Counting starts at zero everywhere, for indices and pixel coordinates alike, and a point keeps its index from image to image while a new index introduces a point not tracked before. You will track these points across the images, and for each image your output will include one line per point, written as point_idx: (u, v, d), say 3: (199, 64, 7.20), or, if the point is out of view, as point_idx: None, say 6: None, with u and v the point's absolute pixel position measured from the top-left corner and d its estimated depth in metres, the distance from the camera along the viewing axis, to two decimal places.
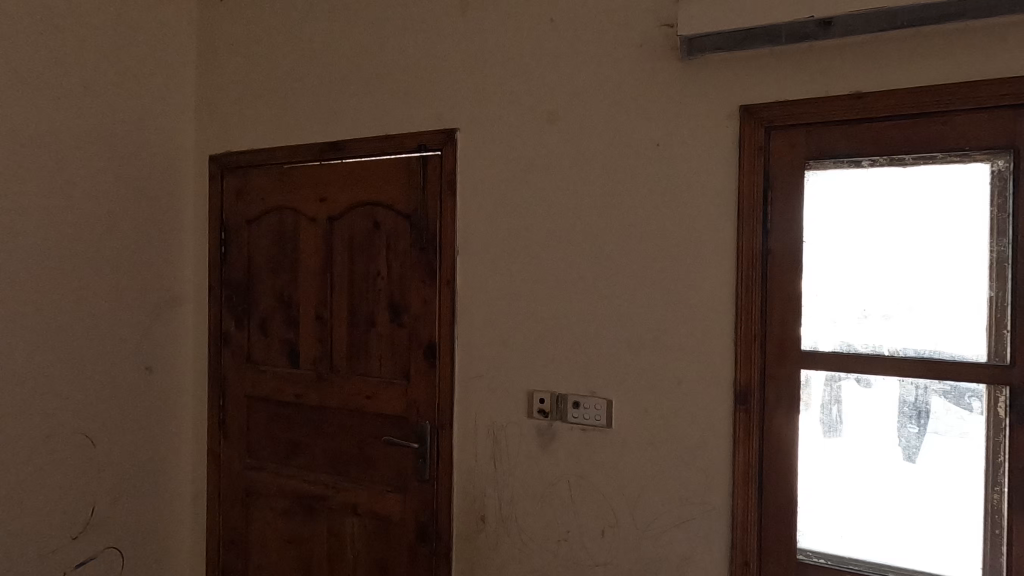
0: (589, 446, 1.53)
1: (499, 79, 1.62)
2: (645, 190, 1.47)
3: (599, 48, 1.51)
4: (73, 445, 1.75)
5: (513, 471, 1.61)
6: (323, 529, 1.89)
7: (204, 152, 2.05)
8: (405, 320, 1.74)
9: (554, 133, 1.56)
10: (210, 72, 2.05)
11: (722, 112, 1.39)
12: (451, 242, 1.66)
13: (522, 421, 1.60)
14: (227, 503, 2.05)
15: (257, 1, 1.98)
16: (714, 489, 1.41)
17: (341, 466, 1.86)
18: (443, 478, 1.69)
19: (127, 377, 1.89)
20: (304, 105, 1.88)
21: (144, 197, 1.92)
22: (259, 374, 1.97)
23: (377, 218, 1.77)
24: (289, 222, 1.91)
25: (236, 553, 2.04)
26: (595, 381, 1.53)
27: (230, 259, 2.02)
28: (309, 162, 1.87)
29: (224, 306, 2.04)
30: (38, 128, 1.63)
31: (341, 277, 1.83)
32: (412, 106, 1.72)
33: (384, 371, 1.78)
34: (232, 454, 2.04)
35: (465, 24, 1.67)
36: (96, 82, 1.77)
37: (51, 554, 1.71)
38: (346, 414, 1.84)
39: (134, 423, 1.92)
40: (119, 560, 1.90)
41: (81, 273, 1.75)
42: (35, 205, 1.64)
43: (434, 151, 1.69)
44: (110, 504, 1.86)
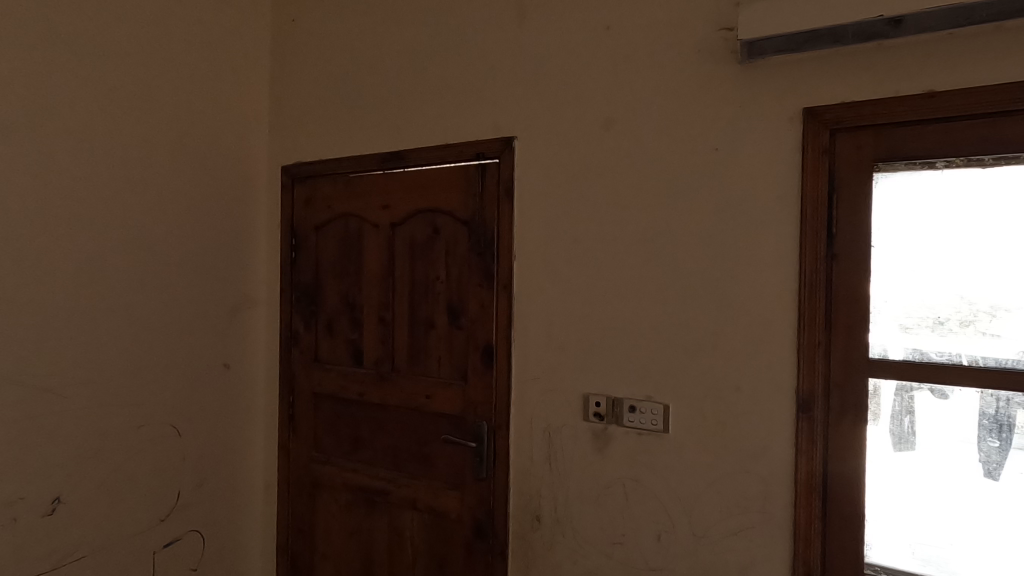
0: (646, 451, 1.53)
1: (555, 87, 1.65)
2: (702, 194, 1.46)
3: (657, 53, 1.52)
4: (162, 435, 1.91)
5: (568, 473, 1.64)
6: (384, 523, 1.98)
7: (277, 164, 2.19)
8: (463, 323, 1.80)
9: (610, 139, 1.58)
10: (283, 87, 2.19)
11: (785, 115, 1.37)
12: (509, 247, 1.71)
13: (578, 424, 1.62)
14: (296, 493, 2.17)
15: (326, 20, 2.09)
16: (773, 498, 1.38)
17: (402, 462, 1.94)
18: (499, 477, 1.73)
19: (208, 373, 2.04)
20: (369, 116, 1.97)
21: (224, 206, 2.07)
22: (326, 372, 2.08)
23: (437, 224, 1.84)
24: (354, 228, 2.01)
25: (303, 542, 2.16)
26: (651, 385, 1.53)
27: (300, 264, 2.14)
28: (373, 170, 1.96)
29: (294, 307, 2.16)
30: (134, 146, 1.80)
31: (403, 281, 1.91)
32: (470, 115, 1.78)
33: (442, 371, 1.84)
34: (300, 447, 2.16)
35: (522, 34, 1.71)
36: (182, 102, 1.93)
37: (143, 534, 1.87)
38: (407, 412, 1.92)
39: (214, 415, 2.07)
40: (200, 542, 2.05)
41: (169, 277, 1.91)
42: (132, 216, 1.80)
43: (491, 158, 1.74)
44: (193, 490, 2.02)
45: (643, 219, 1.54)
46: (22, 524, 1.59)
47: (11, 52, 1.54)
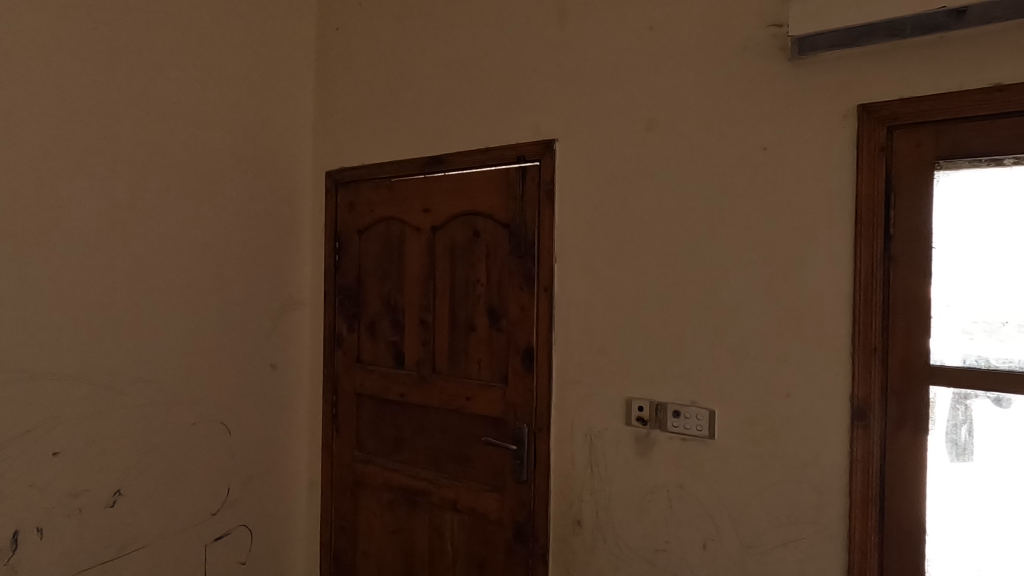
0: (690, 457, 1.51)
1: (597, 88, 1.64)
2: (750, 195, 1.43)
3: (702, 51, 1.49)
4: (213, 431, 1.98)
5: (610, 477, 1.62)
6: (425, 522, 2.00)
7: (322, 169, 2.25)
8: (504, 325, 1.80)
9: (653, 140, 1.56)
10: (328, 95, 2.24)
11: (838, 113, 1.33)
12: (549, 250, 1.71)
13: (620, 428, 1.61)
14: (339, 492, 2.22)
15: (369, 27, 2.13)
16: (826, 509, 1.34)
17: (442, 463, 1.96)
18: (540, 480, 1.73)
19: (256, 373, 2.11)
20: (410, 121, 2.00)
21: (272, 211, 2.14)
22: (367, 373, 2.12)
23: (478, 227, 1.85)
24: (395, 232, 2.05)
25: (346, 539, 2.21)
26: (696, 391, 1.50)
27: (343, 266, 2.19)
28: (414, 174, 1.99)
29: (337, 309, 2.21)
30: (188, 153, 1.87)
31: (444, 283, 1.93)
32: (512, 119, 1.79)
33: (483, 374, 1.85)
34: (343, 446, 2.20)
35: (563, 37, 1.71)
36: (232, 110, 2.00)
37: (195, 528, 1.94)
38: (447, 413, 1.94)
39: (261, 413, 2.13)
40: (248, 536, 2.11)
41: (220, 279, 1.98)
42: (186, 220, 1.88)
43: (532, 161, 1.74)
44: (242, 486, 2.08)
45: (687, 221, 1.51)
46: (86, 514, 1.67)
47: (76, 67, 1.62)
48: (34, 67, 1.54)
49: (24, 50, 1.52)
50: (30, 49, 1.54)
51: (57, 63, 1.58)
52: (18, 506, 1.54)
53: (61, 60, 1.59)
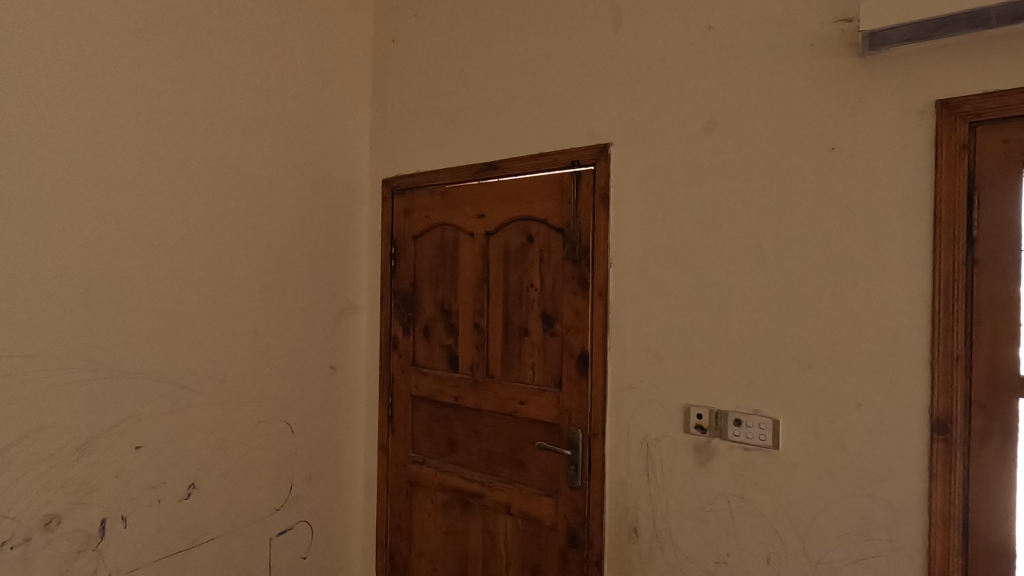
0: (753, 467, 1.46)
1: (654, 91, 1.62)
2: (816, 197, 1.38)
3: (764, 50, 1.46)
4: (277, 430, 2.06)
5: (667, 486, 1.59)
6: (478, 525, 2.02)
7: (378, 177, 2.31)
8: (558, 330, 1.80)
9: (712, 142, 1.53)
10: (384, 104, 2.31)
11: (914, 109, 1.26)
12: (604, 254, 1.70)
13: (678, 436, 1.58)
14: (394, 491, 2.27)
15: (424, 38, 2.19)
16: (902, 526, 1.27)
17: (496, 466, 1.97)
18: (594, 486, 1.72)
19: (317, 374, 2.19)
20: (465, 128, 2.04)
21: (331, 218, 2.22)
22: (422, 376, 2.16)
23: (531, 232, 1.86)
24: (450, 237, 2.09)
25: (401, 539, 2.26)
26: (758, 399, 1.46)
27: (399, 271, 2.25)
28: (468, 181, 2.02)
29: (393, 313, 2.27)
30: (256, 163, 1.97)
31: (497, 288, 1.95)
32: (566, 123, 1.79)
33: (536, 378, 1.86)
34: (398, 447, 2.26)
35: (619, 40, 1.70)
36: (296, 122, 2.09)
37: (260, 522, 2.02)
38: (501, 417, 1.95)
39: (322, 413, 2.21)
40: (309, 532, 2.19)
41: (284, 284, 2.06)
42: (254, 228, 1.97)
43: (587, 165, 1.74)
44: (303, 482, 2.16)
45: (748, 224, 1.47)
46: (164, 505, 1.77)
47: (157, 84, 1.72)
48: (121, 85, 1.65)
49: (112, 70, 1.63)
50: (118, 69, 1.64)
51: (142, 81, 1.69)
52: (105, 495, 1.64)
53: (145, 77, 1.70)
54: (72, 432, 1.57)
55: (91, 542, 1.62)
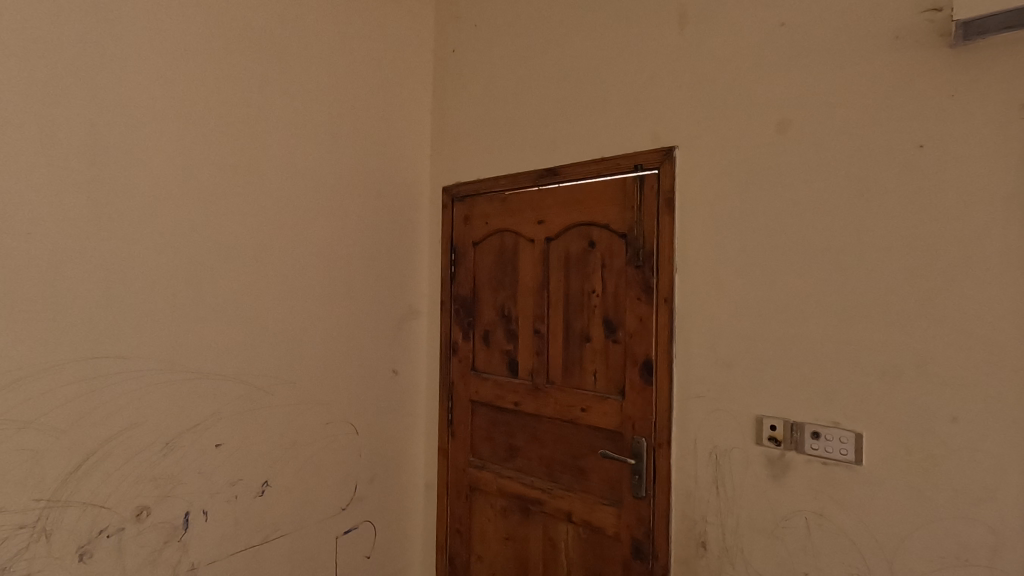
0: (833, 483, 1.39)
1: (720, 91, 1.58)
2: (900, 198, 1.31)
3: (841, 45, 1.39)
4: (343, 431, 2.13)
5: (738, 499, 1.53)
6: (539, 532, 2.01)
7: (439, 185, 2.36)
8: (620, 337, 1.78)
9: (784, 143, 1.47)
10: (444, 114, 2.36)
11: (1014, 101, 1.18)
12: (669, 260, 1.66)
13: (750, 448, 1.52)
14: (454, 495, 2.29)
15: (484, 46, 2.22)
16: (1005, 553, 1.18)
17: (556, 473, 1.96)
18: (660, 497, 1.67)
19: (380, 378, 2.25)
20: (524, 134, 2.05)
21: (394, 226, 2.28)
22: (482, 381, 2.18)
23: (593, 237, 1.85)
24: (509, 243, 2.10)
25: (460, 543, 2.28)
26: (838, 411, 1.38)
27: (459, 278, 2.28)
28: (529, 187, 2.03)
29: (453, 319, 2.30)
30: (325, 174, 2.05)
31: (558, 294, 1.94)
32: (628, 128, 1.77)
33: (598, 385, 1.83)
34: (458, 451, 2.28)
35: (683, 41, 1.67)
36: (362, 133, 2.16)
37: (327, 520, 2.09)
38: (562, 424, 1.94)
39: (385, 415, 2.27)
40: (372, 532, 2.24)
41: (350, 290, 2.13)
42: (322, 236, 2.04)
43: (651, 169, 1.71)
44: (367, 483, 2.22)
45: (825, 228, 1.41)
46: (240, 501, 1.85)
47: (236, 101, 1.82)
48: (204, 103, 1.75)
49: (197, 89, 1.73)
50: (202, 88, 1.74)
51: (222, 98, 1.79)
52: (188, 490, 1.73)
53: (225, 95, 1.79)
54: (160, 429, 1.67)
55: (176, 534, 1.71)
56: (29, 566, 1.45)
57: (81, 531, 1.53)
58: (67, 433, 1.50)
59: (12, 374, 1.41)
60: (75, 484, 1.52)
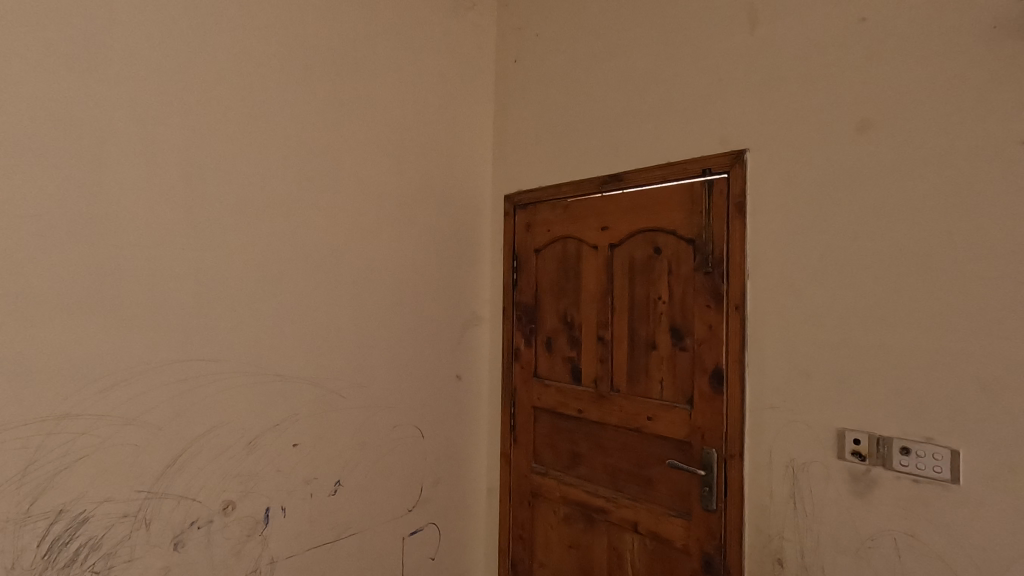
0: (925, 502, 1.30)
1: (795, 91, 1.53)
2: (999, 199, 1.22)
3: (930, 38, 1.32)
4: (409, 434, 2.19)
5: (818, 516, 1.47)
6: (603, 541, 1.99)
7: (501, 194, 2.40)
8: (688, 345, 1.74)
9: (865, 143, 1.41)
10: (506, 123, 2.40)
11: None
12: (741, 265, 1.62)
13: (831, 462, 1.45)
14: (517, 501, 2.31)
15: (546, 54, 2.24)
16: None
17: (621, 482, 1.94)
18: (732, 511, 1.62)
19: (444, 383, 2.29)
20: (588, 141, 2.05)
21: (457, 234, 2.33)
22: (545, 388, 2.19)
23: (658, 243, 1.82)
24: (572, 250, 2.10)
25: (523, 549, 2.28)
26: (930, 426, 1.30)
27: (521, 285, 2.30)
28: (592, 194, 2.02)
29: (515, 325, 2.33)
30: (393, 184, 2.12)
31: (622, 300, 1.92)
32: (695, 131, 1.74)
33: (665, 394, 1.80)
34: (521, 457, 2.29)
35: (754, 40, 1.63)
36: (427, 144, 2.23)
37: (395, 521, 2.15)
38: (627, 432, 1.92)
39: (448, 420, 2.31)
40: (437, 534, 2.29)
41: (416, 296, 2.20)
42: (391, 244, 2.11)
43: (720, 173, 1.67)
44: (432, 486, 2.27)
45: (912, 232, 1.33)
46: (316, 499, 1.93)
47: (313, 117, 1.92)
48: (284, 120, 1.85)
49: (277, 107, 1.84)
50: (282, 106, 1.85)
51: (300, 115, 1.89)
52: (269, 486, 1.82)
53: (302, 112, 1.89)
54: (244, 429, 1.77)
55: (258, 528, 1.80)
56: (131, 553, 1.57)
57: (175, 522, 1.64)
58: (164, 430, 1.61)
59: (117, 375, 1.54)
60: (170, 477, 1.63)
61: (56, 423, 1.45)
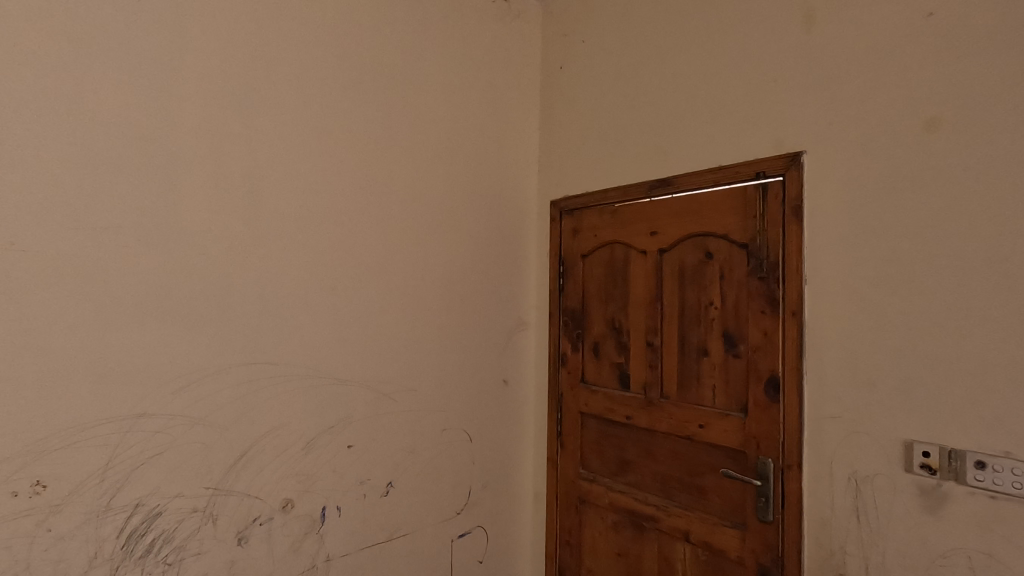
0: (1004, 520, 1.24)
1: (854, 91, 1.49)
2: None
3: (1004, 32, 1.26)
4: (458, 438, 2.22)
5: (884, 531, 1.41)
6: (653, 550, 1.97)
7: (547, 200, 2.42)
8: (742, 351, 1.70)
9: (932, 143, 1.35)
10: (552, 129, 2.42)
11: None
12: (798, 270, 1.57)
13: (897, 475, 1.39)
14: (564, 506, 2.31)
15: (593, 59, 2.25)
16: None
17: (672, 490, 1.91)
18: (790, 523, 1.57)
19: (491, 387, 2.32)
20: (636, 146, 2.04)
21: (504, 240, 2.36)
22: (592, 394, 2.18)
23: (710, 248, 1.80)
24: (620, 256, 2.10)
25: (571, 555, 2.28)
26: (1008, 439, 1.24)
27: (567, 290, 2.31)
28: (640, 199, 2.01)
29: (562, 331, 2.33)
30: (442, 191, 2.16)
31: (672, 306, 1.90)
32: (748, 134, 1.71)
33: (718, 401, 1.77)
34: (568, 463, 2.29)
35: (810, 40, 1.59)
36: (475, 152, 2.27)
37: (444, 523, 2.18)
38: (677, 440, 1.89)
39: (495, 424, 2.34)
40: (485, 537, 2.31)
41: (465, 301, 2.23)
42: (440, 251, 2.16)
43: (775, 176, 1.64)
44: (480, 489, 2.29)
45: (986, 235, 1.27)
46: (369, 500, 1.98)
47: (366, 128, 1.98)
48: (339, 132, 1.92)
49: (332, 120, 1.90)
50: (338, 118, 1.92)
51: (354, 127, 1.95)
52: (325, 486, 1.88)
53: (356, 124, 1.96)
54: (302, 430, 1.83)
55: (315, 526, 1.86)
56: (200, 546, 1.64)
57: (240, 518, 1.71)
58: (229, 430, 1.69)
59: (188, 377, 1.62)
60: (235, 475, 1.70)
61: (134, 421, 1.54)
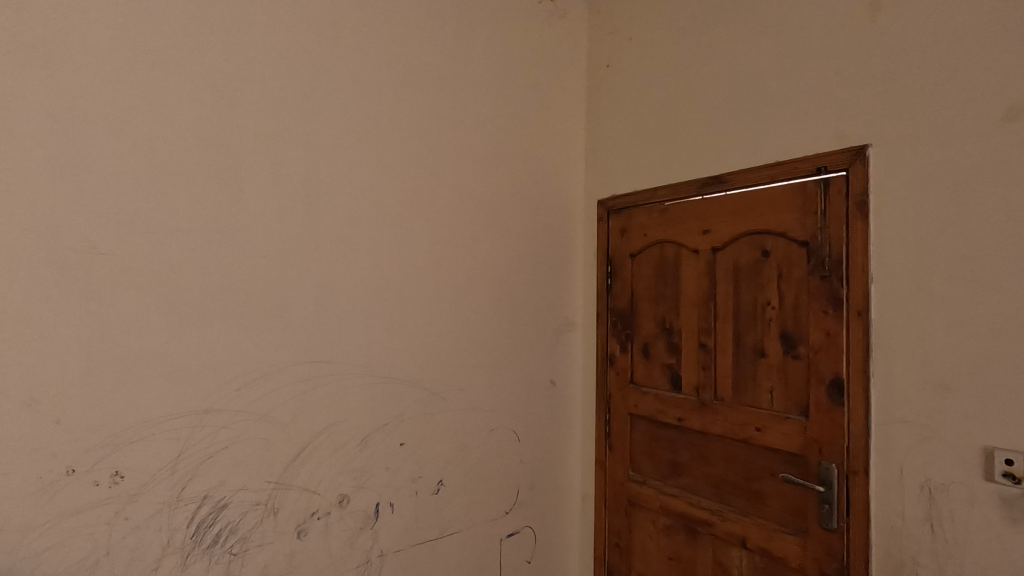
0: None
1: (924, 81, 1.42)
2: None
3: None
4: (506, 437, 2.23)
5: (960, 542, 1.34)
6: (707, 555, 1.92)
7: (594, 199, 2.40)
8: (802, 352, 1.65)
9: (1012, 133, 1.28)
10: (598, 128, 2.40)
11: None
12: (863, 268, 1.51)
13: (976, 484, 1.32)
14: (614, 508, 2.28)
15: (642, 56, 2.22)
16: None
17: (727, 494, 1.87)
18: (856, 531, 1.51)
19: (539, 387, 2.32)
20: (687, 143, 2.01)
21: (551, 240, 2.35)
22: (642, 395, 2.15)
23: (767, 247, 1.75)
24: (670, 255, 2.06)
25: (620, 558, 2.25)
26: None
27: (615, 290, 2.29)
28: (692, 197, 1.98)
29: (610, 331, 2.31)
30: (490, 192, 2.18)
31: (727, 306, 1.86)
32: (808, 128, 1.65)
33: (776, 404, 1.72)
34: (617, 464, 2.27)
35: (875, 28, 1.53)
36: (522, 152, 2.27)
37: (494, 522, 2.19)
38: (733, 443, 1.84)
39: (543, 424, 2.34)
40: (533, 537, 2.31)
41: (513, 301, 2.24)
42: (488, 251, 2.17)
43: (837, 171, 1.58)
44: (529, 489, 2.30)
45: None
46: (420, 497, 2.01)
47: (416, 131, 2.01)
48: (391, 135, 1.96)
49: (384, 124, 1.94)
50: (389, 122, 1.95)
51: (405, 130, 1.98)
52: (379, 483, 1.92)
53: (407, 127, 1.99)
54: (357, 427, 1.88)
55: (369, 522, 1.90)
56: (262, 538, 1.70)
57: (300, 511, 1.77)
58: (289, 426, 1.75)
59: (251, 374, 1.69)
60: (294, 470, 1.76)
61: (202, 416, 1.61)
